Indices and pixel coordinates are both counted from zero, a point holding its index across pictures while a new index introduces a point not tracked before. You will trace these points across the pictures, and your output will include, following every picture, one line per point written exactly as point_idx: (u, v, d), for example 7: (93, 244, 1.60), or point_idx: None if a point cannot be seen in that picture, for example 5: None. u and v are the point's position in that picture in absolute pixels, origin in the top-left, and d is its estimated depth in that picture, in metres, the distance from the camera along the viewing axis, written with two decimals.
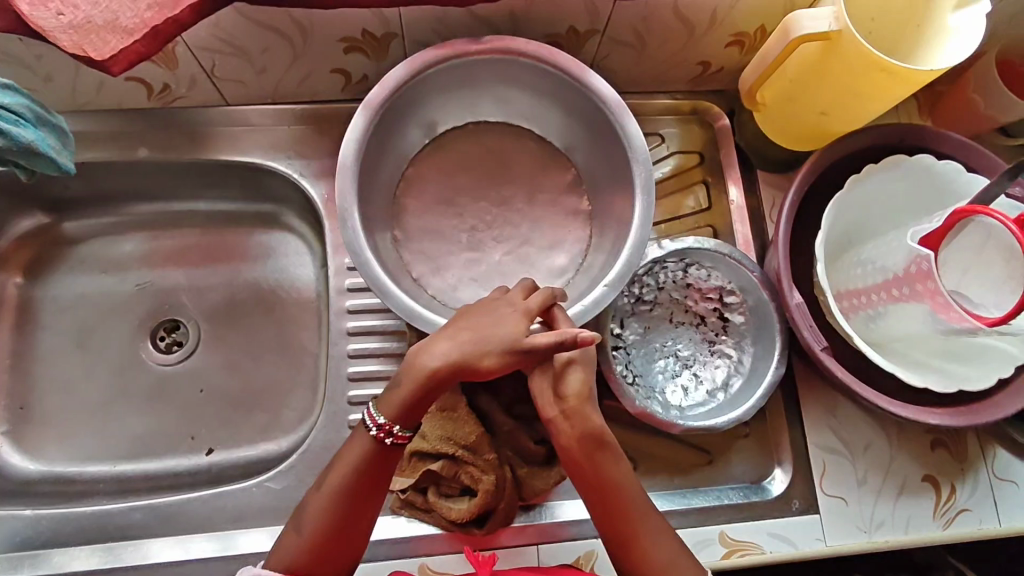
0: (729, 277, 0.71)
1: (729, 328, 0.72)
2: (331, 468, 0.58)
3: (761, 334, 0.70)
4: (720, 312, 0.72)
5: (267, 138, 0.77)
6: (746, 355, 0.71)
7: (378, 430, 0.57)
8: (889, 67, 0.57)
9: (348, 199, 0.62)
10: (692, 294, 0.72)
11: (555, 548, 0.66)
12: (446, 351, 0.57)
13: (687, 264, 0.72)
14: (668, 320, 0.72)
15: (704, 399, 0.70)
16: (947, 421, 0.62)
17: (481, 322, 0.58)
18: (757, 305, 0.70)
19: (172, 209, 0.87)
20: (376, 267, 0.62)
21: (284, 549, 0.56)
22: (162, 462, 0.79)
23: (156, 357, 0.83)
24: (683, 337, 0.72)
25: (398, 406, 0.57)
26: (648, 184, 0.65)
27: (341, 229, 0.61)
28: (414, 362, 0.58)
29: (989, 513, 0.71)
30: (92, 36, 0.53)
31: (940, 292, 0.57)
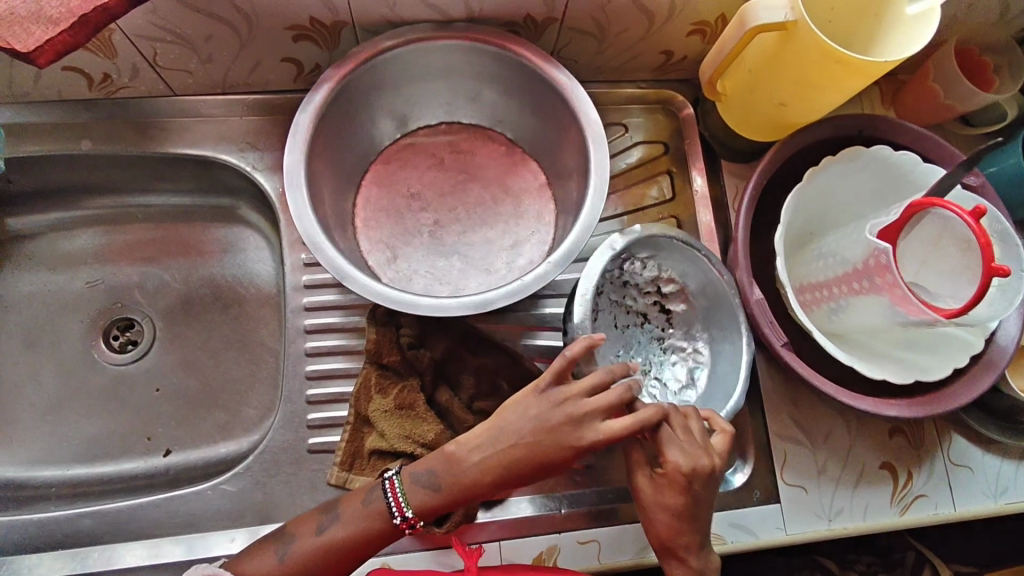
0: (666, 265, 0.69)
1: (675, 321, 0.71)
2: (342, 520, 0.57)
3: (710, 316, 0.69)
4: (661, 305, 0.71)
5: (218, 130, 0.74)
6: (699, 342, 0.70)
7: (402, 521, 0.56)
8: (842, 58, 0.57)
9: (292, 195, 0.60)
10: (630, 293, 0.70)
11: (516, 544, 0.66)
12: (490, 463, 0.55)
13: (623, 260, 0.68)
14: (614, 325, 0.69)
15: (677, 397, 0.67)
16: (906, 412, 0.62)
17: (532, 435, 0.54)
18: (702, 287, 0.69)
19: (123, 203, 0.84)
20: (330, 250, 0.59)
21: (264, 560, 0.56)
22: (117, 464, 0.77)
23: (109, 357, 0.81)
24: (632, 342, 0.70)
25: (428, 506, 0.56)
26: (601, 179, 0.64)
27: (293, 214, 0.59)
28: (454, 470, 0.56)
29: (945, 498, 0.72)
30: (15, 28, 0.50)
31: (899, 286, 0.56)
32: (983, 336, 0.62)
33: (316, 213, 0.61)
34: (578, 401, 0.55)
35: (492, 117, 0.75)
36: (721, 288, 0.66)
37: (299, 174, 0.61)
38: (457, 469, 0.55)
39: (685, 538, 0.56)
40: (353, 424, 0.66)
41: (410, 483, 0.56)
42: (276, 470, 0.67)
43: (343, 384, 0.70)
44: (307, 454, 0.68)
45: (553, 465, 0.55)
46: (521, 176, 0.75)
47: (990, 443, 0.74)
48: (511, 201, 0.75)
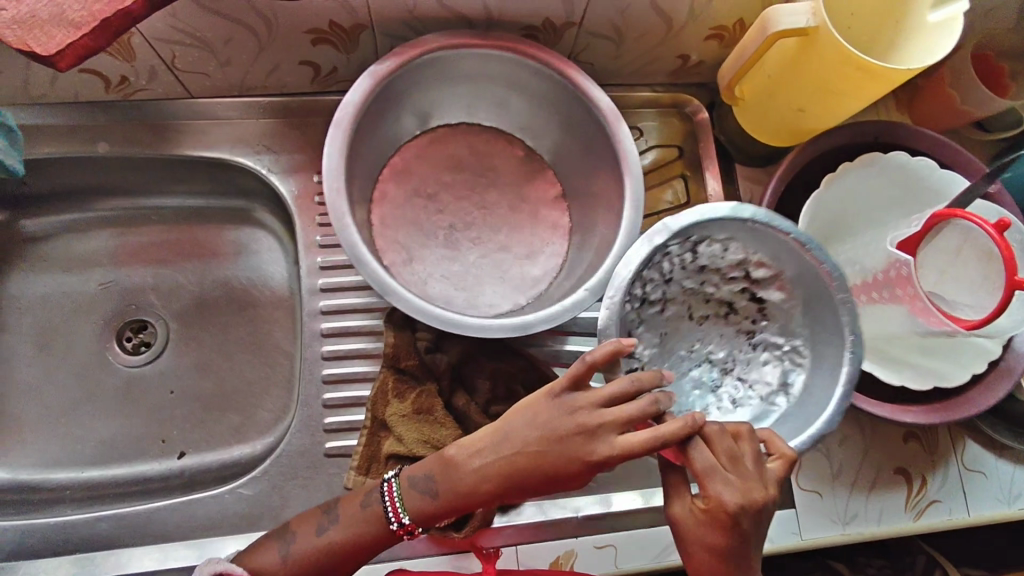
0: (750, 248, 0.61)
1: (770, 312, 0.64)
2: (341, 521, 0.58)
3: (807, 312, 0.62)
4: (752, 292, 0.64)
5: (234, 132, 0.74)
6: (797, 340, 0.63)
7: (399, 527, 0.56)
8: (865, 65, 0.57)
9: (331, 200, 0.60)
10: (713, 278, 0.63)
11: (533, 549, 0.66)
12: (490, 471, 0.53)
13: (695, 245, 0.60)
14: (688, 316, 0.64)
15: (764, 402, 0.62)
16: (923, 418, 0.63)
17: (535, 445, 0.52)
18: (798, 276, 0.61)
19: (137, 205, 0.83)
20: (372, 263, 0.60)
21: (264, 556, 0.57)
22: (131, 466, 0.77)
23: (123, 359, 0.80)
24: (713, 336, 0.65)
25: (423, 512, 0.56)
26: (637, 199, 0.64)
27: (332, 219, 0.60)
28: (456, 477, 0.55)
29: (959, 503, 0.73)
30: (35, 31, 0.48)
31: (919, 297, 0.57)
32: (1000, 344, 0.63)
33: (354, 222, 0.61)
34: (596, 413, 0.51)
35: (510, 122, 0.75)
36: (819, 281, 0.59)
37: (337, 178, 0.61)
38: (455, 473, 0.55)
39: (728, 574, 0.50)
40: (369, 428, 0.66)
41: (408, 487, 0.57)
42: (293, 474, 0.67)
43: (359, 388, 0.70)
44: (324, 457, 0.68)
45: (561, 478, 0.52)
46: (538, 180, 0.76)
47: (1004, 449, 0.75)
48: (528, 205, 0.75)
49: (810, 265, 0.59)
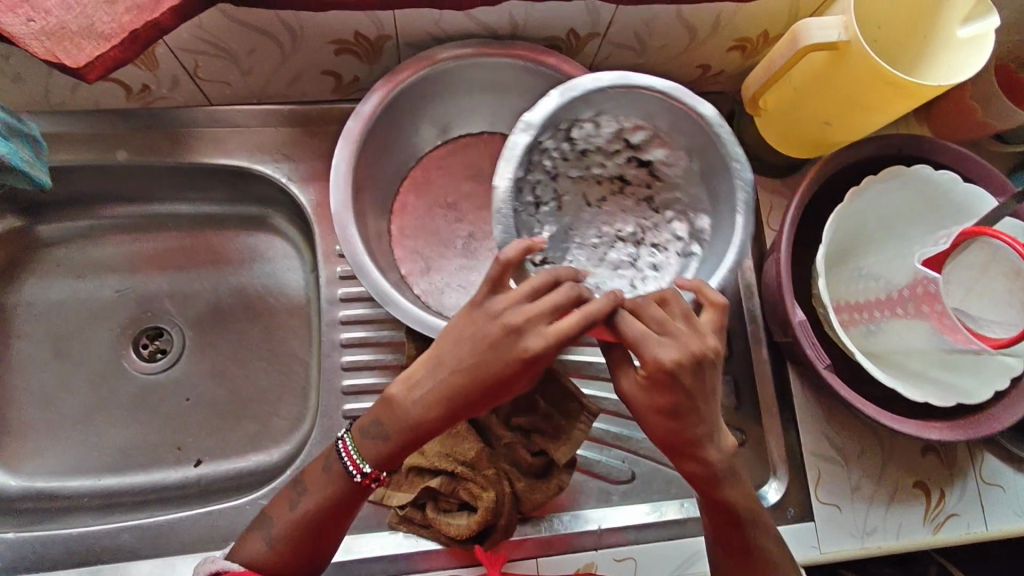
0: (618, 115, 0.62)
1: (659, 172, 0.65)
2: (312, 491, 0.56)
3: (694, 158, 0.62)
4: (638, 158, 0.65)
5: (254, 140, 0.74)
6: (695, 189, 0.63)
7: (364, 476, 0.55)
8: (897, 81, 0.56)
9: (336, 212, 0.61)
10: (596, 159, 0.65)
11: (554, 560, 0.67)
12: (432, 400, 0.52)
13: (569, 130, 0.62)
14: (587, 203, 0.66)
15: (682, 253, 0.63)
16: (948, 436, 0.62)
17: (468, 359, 0.51)
18: (672, 127, 0.62)
19: (153, 211, 0.83)
20: (375, 275, 0.60)
21: (251, 547, 0.55)
22: (148, 475, 0.77)
23: (139, 366, 0.80)
24: (618, 218, 0.65)
25: (382, 456, 0.54)
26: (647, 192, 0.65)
27: (339, 233, 0.60)
28: (396, 414, 0.53)
29: (977, 517, 0.73)
30: (65, 43, 0.48)
31: (947, 314, 0.58)
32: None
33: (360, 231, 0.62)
34: (516, 312, 0.50)
35: None
36: (699, 130, 0.59)
37: (343, 190, 0.61)
38: (397, 410, 0.53)
39: (694, 434, 0.51)
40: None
41: (360, 437, 0.54)
42: None
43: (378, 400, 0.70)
44: None
45: (502, 385, 0.50)
46: None
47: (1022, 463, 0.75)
48: None
49: (691, 117, 0.59)
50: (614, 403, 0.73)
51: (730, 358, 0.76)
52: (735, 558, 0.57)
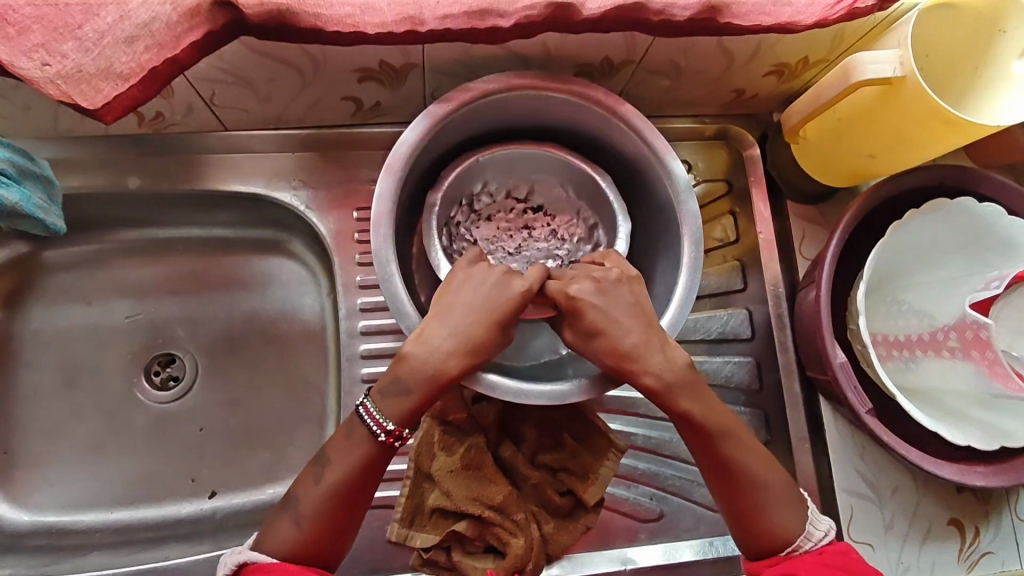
0: (497, 181, 0.71)
1: (553, 211, 0.72)
2: (333, 459, 0.55)
3: (572, 189, 0.71)
4: (530, 209, 0.72)
5: (270, 166, 0.71)
6: (584, 210, 0.72)
7: (388, 435, 0.55)
8: (954, 120, 0.54)
9: (376, 244, 0.57)
10: (499, 219, 0.71)
11: None
12: (449, 346, 0.54)
13: (465, 203, 0.70)
14: (507, 251, 0.70)
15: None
16: (990, 481, 0.61)
17: (479, 302, 0.56)
18: (544, 169, 0.71)
19: (164, 235, 0.80)
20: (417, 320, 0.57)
21: (280, 534, 0.54)
22: (161, 508, 0.75)
23: (151, 395, 0.78)
24: (536, 256, 0.70)
25: (411, 412, 0.54)
26: (697, 220, 0.61)
27: (377, 268, 0.56)
28: (415, 368, 0.55)
29: (1012, 555, 0.71)
30: (83, 85, 0.46)
31: (1000, 362, 0.57)
32: None
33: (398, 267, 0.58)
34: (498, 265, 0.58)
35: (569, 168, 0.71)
36: (570, 165, 0.69)
37: (383, 227, 0.58)
38: (417, 361, 0.55)
39: (634, 342, 0.55)
40: (411, 483, 0.63)
41: (380, 398, 0.55)
42: None
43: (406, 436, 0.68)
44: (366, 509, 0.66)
45: (509, 322, 0.56)
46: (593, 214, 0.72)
47: None
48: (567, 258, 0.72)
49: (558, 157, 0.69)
50: (642, 439, 0.71)
51: (759, 390, 0.74)
52: (725, 481, 0.57)
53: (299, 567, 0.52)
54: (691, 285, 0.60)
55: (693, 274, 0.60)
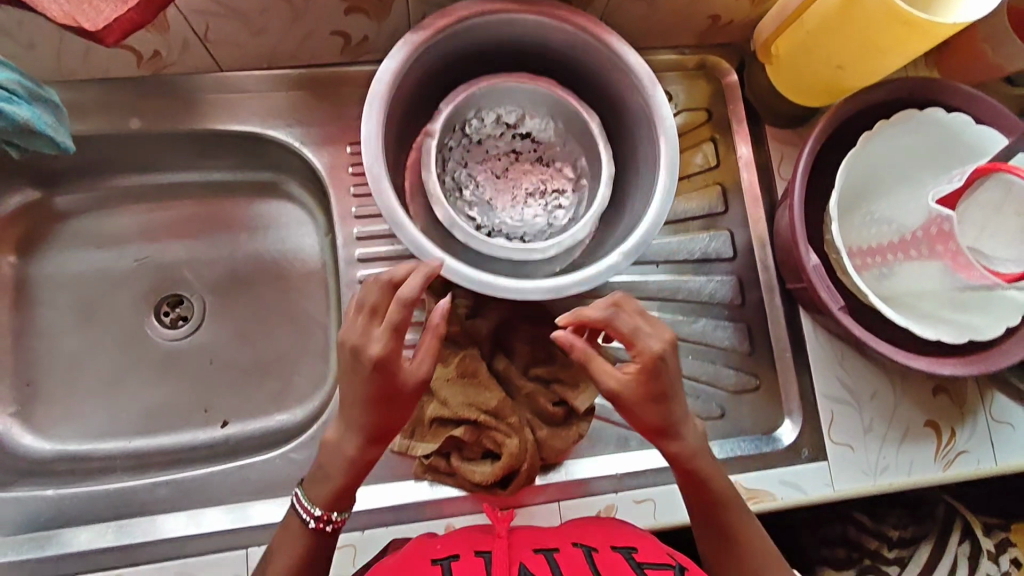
0: (494, 108, 0.74)
1: (541, 139, 0.76)
2: (276, 554, 0.57)
3: (560, 121, 0.76)
4: (521, 136, 0.76)
5: (265, 104, 0.75)
6: (569, 143, 0.76)
7: (316, 521, 0.57)
8: (915, 22, 0.57)
9: (366, 164, 0.60)
10: (491, 146, 0.75)
11: (574, 504, 0.69)
12: (352, 437, 0.56)
13: (461, 128, 0.73)
14: (496, 177, 0.75)
15: (576, 193, 0.75)
16: (961, 370, 0.64)
17: (354, 386, 0.53)
18: (536, 101, 0.75)
19: (167, 180, 0.84)
20: (410, 228, 0.59)
21: None
22: (177, 435, 0.79)
23: (162, 333, 0.82)
24: (524, 182, 0.75)
25: (334, 496, 0.57)
26: (670, 130, 0.64)
27: (371, 187, 0.59)
28: (332, 453, 0.57)
29: (987, 453, 0.74)
30: (84, 5, 0.49)
31: (961, 253, 0.60)
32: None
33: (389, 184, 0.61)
34: (355, 330, 0.52)
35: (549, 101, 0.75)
36: (561, 100, 0.73)
37: (375, 145, 0.61)
38: (335, 451, 0.57)
39: (677, 411, 0.57)
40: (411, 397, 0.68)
41: (308, 487, 0.58)
42: None
43: None
44: None
45: (395, 388, 0.53)
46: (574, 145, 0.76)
47: None
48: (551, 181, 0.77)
49: (548, 93, 0.73)
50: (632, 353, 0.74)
51: (742, 305, 0.77)
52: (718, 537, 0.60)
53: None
54: (668, 187, 0.63)
55: (669, 180, 0.64)
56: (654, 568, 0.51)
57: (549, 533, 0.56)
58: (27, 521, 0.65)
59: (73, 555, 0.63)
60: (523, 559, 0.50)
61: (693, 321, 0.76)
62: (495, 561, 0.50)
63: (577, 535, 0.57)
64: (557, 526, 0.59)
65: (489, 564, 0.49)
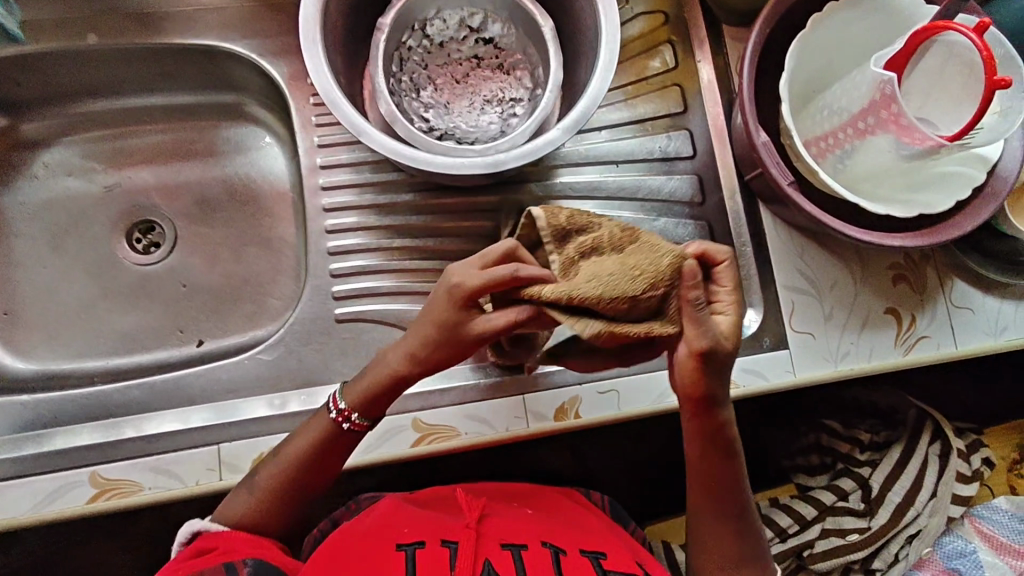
0: (455, 12, 0.75)
1: (502, 45, 0.77)
2: (295, 437, 0.61)
3: (522, 28, 0.76)
4: (482, 40, 0.76)
5: (221, 18, 0.75)
6: (530, 50, 0.77)
7: (337, 413, 0.60)
8: None
9: (308, 45, 0.60)
10: (452, 48, 0.76)
11: (537, 397, 0.70)
12: (401, 352, 0.57)
13: (420, 28, 0.75)
14: (454, 81, 0.76)
15: (532, 101, 0.76)
16: (913, 241, 0.65)
17: (430, 315, 0.54)
18: (496, 4, 0.75)
19: (131, 105, 0.84)
20: (347, 107, 0.60)
21: (236, 500, 0.60)
22: (154, 354, 0.80)
23: (134, 257, 0.83)
24: (484, 86, 0.76)
25: (361, 400, 0.59)
26: (609, 13, 0.65)
27: (311, 70, 0.60)
28: (380, 363, 0.59)
29: (946, 337, 0.76)
30: None
31: (904, 116, 0.59)
32: (985, 170, 0.65)
33: (331, 72, 0.62)
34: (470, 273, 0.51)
35: (504, 7, 0.75)
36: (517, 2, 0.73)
37: (314, 29, 0.61)
38: (381, 360, 0.58)
39: (722, 386, 0.55)
40: (474, 258, 0.52)
41: (348, 386, 0.60)
42: (309, 339, 0.71)
43: (364, 257, 0.74)
44: (335, 324, 0.72)
45: (460, 336, 0.52)
46: (534, 51, 0.76)
47: (989, 285, 0.77)
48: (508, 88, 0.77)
49: None
50: None
51: (702, 204, 0.78)
52: (711, 509, 0.62)
53: (245, 533, 0.58)
54: (609, 62, 0.63)
55: (609, 56, 0.64)
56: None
57: (519, 524, 0.61)
58: (7, 425, 0.67)
59: (50, 453, 0.65)
60: (489, 553, 0.54)
61: (654, 220, 0.77)
62: (460, 553, 0.54)
63: (546, 532, 0.61)
64: (534, 520, 0.63)
65: (455, 557, 0.53)
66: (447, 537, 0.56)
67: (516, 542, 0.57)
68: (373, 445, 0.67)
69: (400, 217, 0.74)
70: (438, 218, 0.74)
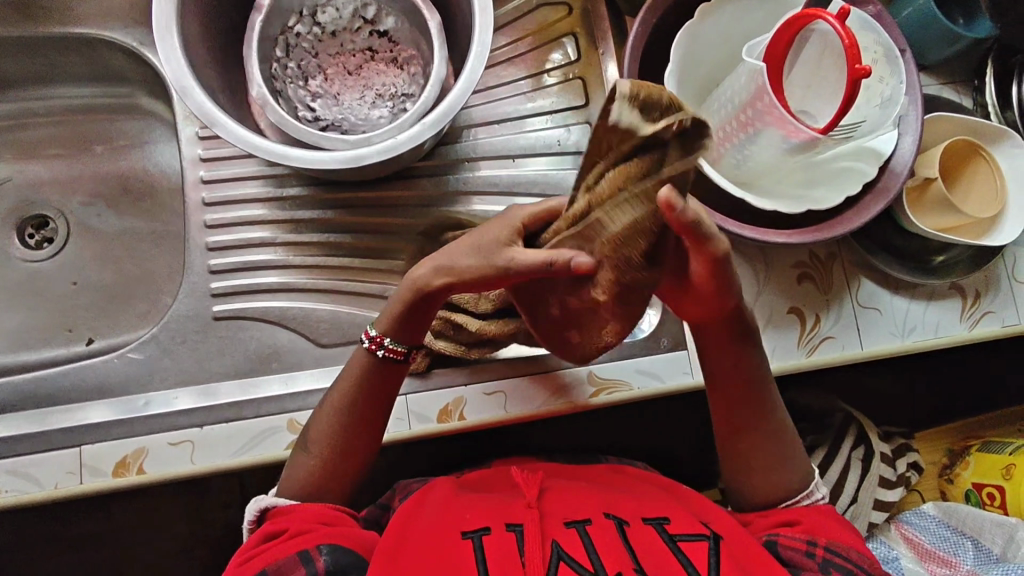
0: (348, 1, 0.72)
1: (397, 39, 0.73)
2: (336, 386, 0.60)
3: (413, 21, 0.72)
4: (376, 32, 0.73)
5: (101, 5, 0.73)
6: (423, 46, 0.73)
7: (370, 342, 0.58)
8: None
9: (161, 35, 0.59)
10: (345, 37, 0.73)
11: (422, 397, 0.68)
12: (436, 266, 0.54)
13: (311, 14, 0.71)
14: (345, 72, 0.73)
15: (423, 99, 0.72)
16: (802, 238, 0.63)
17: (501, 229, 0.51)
18: None
19: (21, 98, 0.82)
20: (199, 94, 0.58)
21: (299, 465, 0.59)
22: (41, 354, 0.77)
23: (25, 254, 0.81)
24: (376, 79, 0.73)
25: (395, 327, 0.57)
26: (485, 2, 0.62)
27: (161, 55, 0.58)
28: (419, 277, 0.55)
29: (852, 338, 0.73)
30: None
31: (776, 106, 0.56)
32: (877, 165, 0.63)
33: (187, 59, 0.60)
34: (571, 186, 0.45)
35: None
36: None
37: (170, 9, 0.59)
38: (420, 272, 0.56)
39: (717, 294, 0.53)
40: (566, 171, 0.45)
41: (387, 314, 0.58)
42: (185, 337, 0.69)
43: (247, 253, 0.71)
44: (214, 321, 0.70)
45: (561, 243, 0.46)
46: (426, 46, 0.73)
47: (899, 285, 0.75)
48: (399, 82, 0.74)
49: None
50: None
51: None
52: (735, 413, 0.62)
53: (318, 510, 0.56)
54: (479, 55, 0.60)
55: (481, 46, 0.61)
56: (686, 540, 0.52)
57: (579, 497, 0.57)
58: None
59: None
60: (555, 534, 0.51)
61: None
62: (528, 536, 0.50)
63: (606, 500, 0.57)
64: (595, 490, 0.59)
65: (524, 540, 0.50)
66: (510, 520, 0.52)
67: (579, 518, 0.53)
68: (246, 447, 0.63)
69: (284, 212, 0.72)
70: (325, 214, 0.72)
